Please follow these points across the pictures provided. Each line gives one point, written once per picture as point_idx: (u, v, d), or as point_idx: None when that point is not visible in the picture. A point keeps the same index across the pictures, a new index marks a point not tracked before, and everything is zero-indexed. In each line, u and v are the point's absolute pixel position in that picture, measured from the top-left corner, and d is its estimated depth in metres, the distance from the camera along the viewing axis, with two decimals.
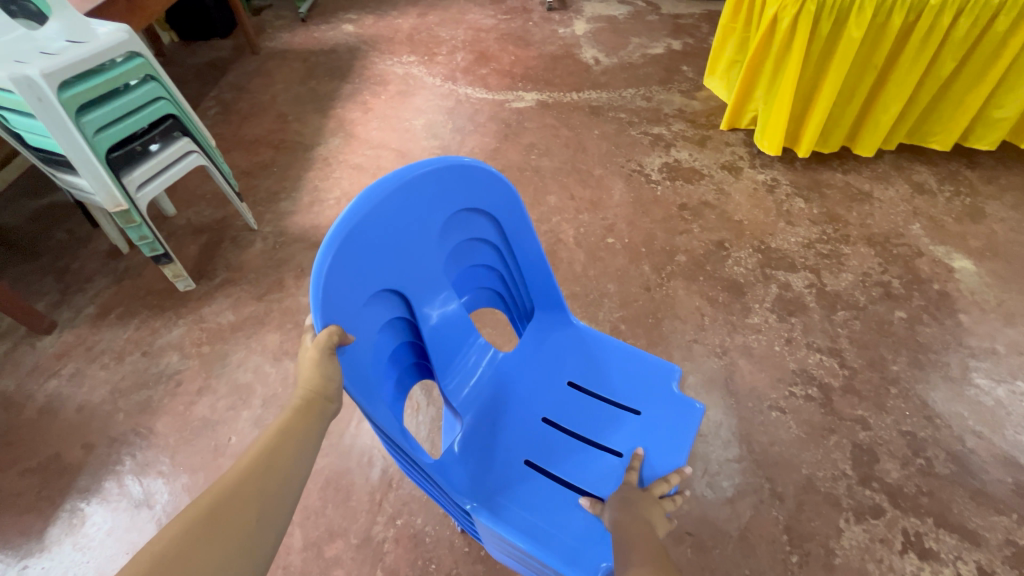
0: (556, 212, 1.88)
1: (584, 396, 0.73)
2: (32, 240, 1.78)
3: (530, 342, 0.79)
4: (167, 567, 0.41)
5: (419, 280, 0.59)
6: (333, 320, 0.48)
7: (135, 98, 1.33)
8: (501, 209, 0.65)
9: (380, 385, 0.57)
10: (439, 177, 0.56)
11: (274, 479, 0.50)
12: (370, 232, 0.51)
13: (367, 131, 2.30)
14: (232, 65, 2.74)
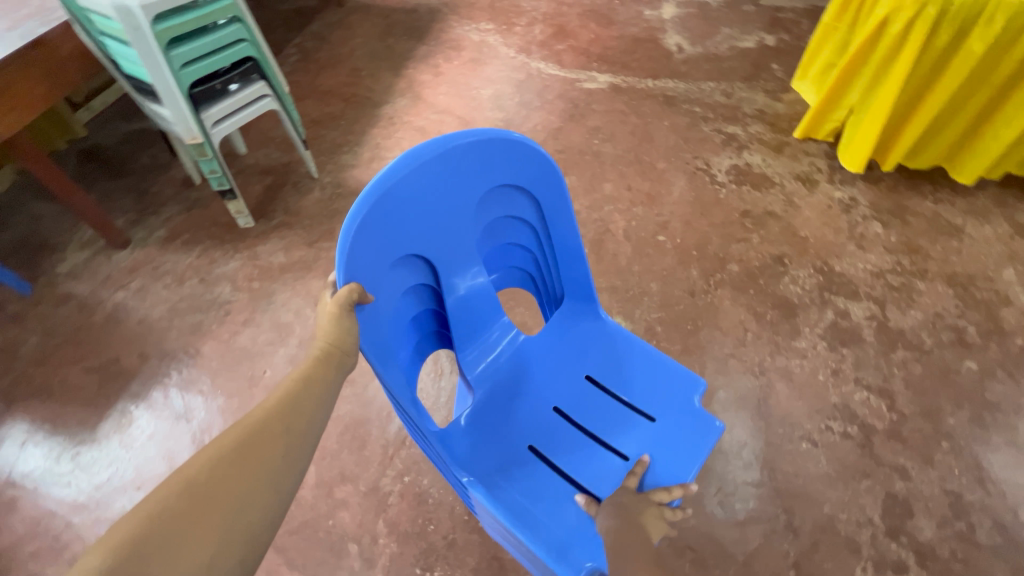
0: (609, 201, 1.83)
1: (599, 393, 0.71)
2: (120, 161, 1.93)
3: (555, 329, 0.77)
4: (201, 488, 0.45)
5: (448, 250, 0.59)
6: (356, 277, 0.49)
7: (220, 38, 1.39)
8: (543, 188, 0.63)
9: (396, 348, 0.58)
10: (482, 148, 0.55)
11: (299, 421, 0.52)
12: (404, 196, 0.51)
13: (435, 95, 2.31)
14: (317, 15, 2.81)
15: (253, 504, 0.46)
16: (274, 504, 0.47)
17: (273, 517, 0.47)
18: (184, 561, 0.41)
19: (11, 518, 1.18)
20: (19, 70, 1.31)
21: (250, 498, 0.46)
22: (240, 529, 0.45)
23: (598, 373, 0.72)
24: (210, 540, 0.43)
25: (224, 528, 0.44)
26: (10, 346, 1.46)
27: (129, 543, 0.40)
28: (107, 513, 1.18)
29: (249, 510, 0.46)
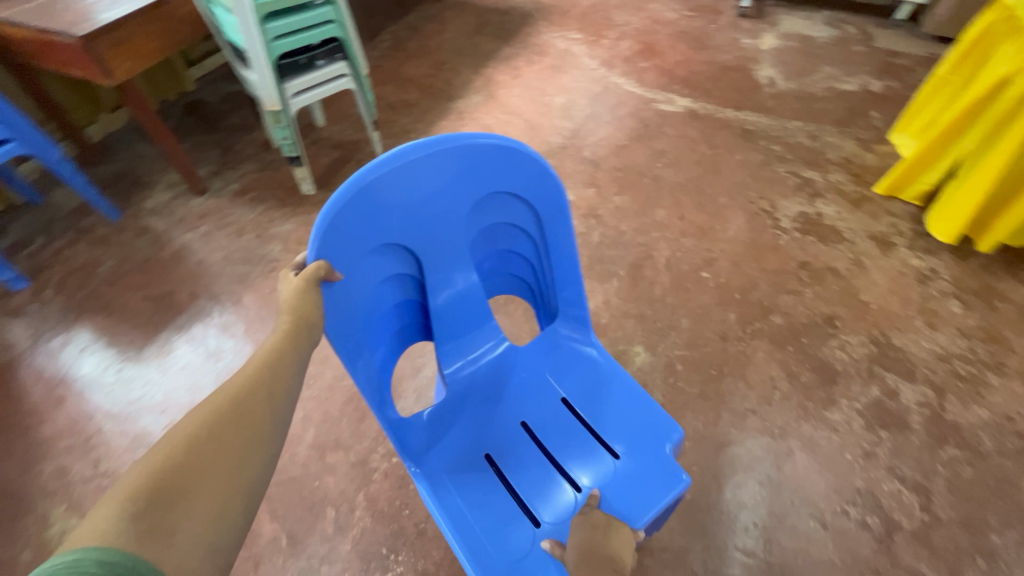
0: (658, 228, 1.77)
1: (569, 417, 0.69)
2: (216, 116, 2.13)
3: (542, 344, 0.77)
4: (193, 453, 0.42)
5: (433, 245, 0.61)
6: (328, 257, 0.52)
7: (312, 16, 1.49)
8: (543, 200, 0.64)
9: (369, 331, 0.60)
10: (479, 153, 0.57)
11: (279, 383, 0.49)
12: (392, 187, 0.53)
13: (508, 96, 2.35)
14: (417, 7, 2.94)
15: (251, 457, 0.44)
16: (268, 459, 0.45)
17: (269, 471, 0.45)
18: (195, 512, 0.39)
19: (57, 413, 1.32)
20: (140, 26, 1.47)
21: (246, 454, 0.44)
22: (240, 484, 0.43)
23: (574, 396, 0.71)
24: (217, 492, 0.41)
25: (228, 482, 0.42)
26: (89, 264, 1.64)
27: (138, 498, 0.38)
28: (131, 427, 1.29)
29: (248, 464, 0.44)
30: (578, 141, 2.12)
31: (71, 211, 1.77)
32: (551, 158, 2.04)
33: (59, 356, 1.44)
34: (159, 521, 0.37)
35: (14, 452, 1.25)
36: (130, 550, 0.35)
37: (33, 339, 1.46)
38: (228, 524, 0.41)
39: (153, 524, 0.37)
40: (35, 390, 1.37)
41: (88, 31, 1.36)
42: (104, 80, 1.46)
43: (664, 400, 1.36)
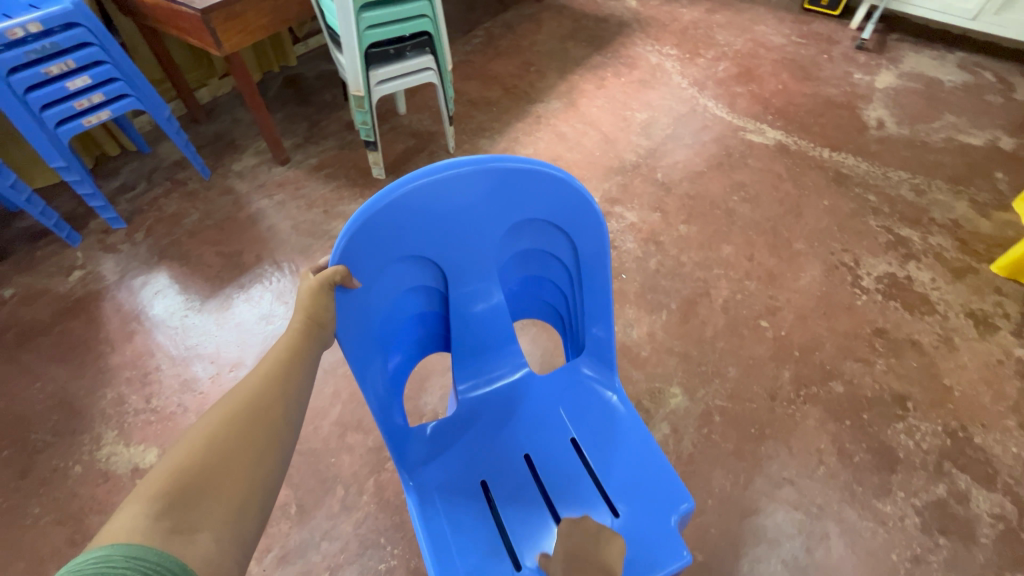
0: (722, 265, 1.67)
1: (573, 460, 0.66)
2: (309, 93, 2.26)
3: (563, 376, 0.74)
4: (210, 452, 0.42)
5: (460, 262, 0.60)
6: (348, 263, 0.53)
7: (408, 8, 1.53)
8: (583, 231, 0.61)
9: (384, 339, 0.60)
10: (519, 179, 0.55)
11: (293, 383, 0.49)
12: (423, 202, 0.54)
13: (589, 106, 2.30)
14: (515, 6, 2.95)
15: (267, 454, 0.44)
16: (282, 458, 0.46)
17: (283, 466, 0.45)
18: (215, 510, 0.39)
19: (126, 345, 1.45)
20: (252, 4, 1.58)
21: (262, 450, 0.44)
22: (258, 482, 0.43)
23: (582, 438, 0.68)
24: (235, 490, 0.41)
25: (245, 481, 0.42)
26: (178, 215, 1.79)
27: (159, 498, 0.38)
28: (184, 371, 1.40)
29: (263, 461, 0.44)
30: (653, 161, 2.04)
31: (171, 164, 1.94)
32: (621, 175, 1.98)
33: (139, 293, 1.58)
34: (181, 518, 0.38)
35: (85, 373, 1.39)
36: (155, 546, 0.35)
37: (119, 274, 1.62)
38: (247, 520, 0.41)
39: (178, 522, 0.37)
40: (112, 321, 1.51)
41: (207, 5, 1.48)
42: (215, 50, 1.58)
43: (694, 449, 1.28)
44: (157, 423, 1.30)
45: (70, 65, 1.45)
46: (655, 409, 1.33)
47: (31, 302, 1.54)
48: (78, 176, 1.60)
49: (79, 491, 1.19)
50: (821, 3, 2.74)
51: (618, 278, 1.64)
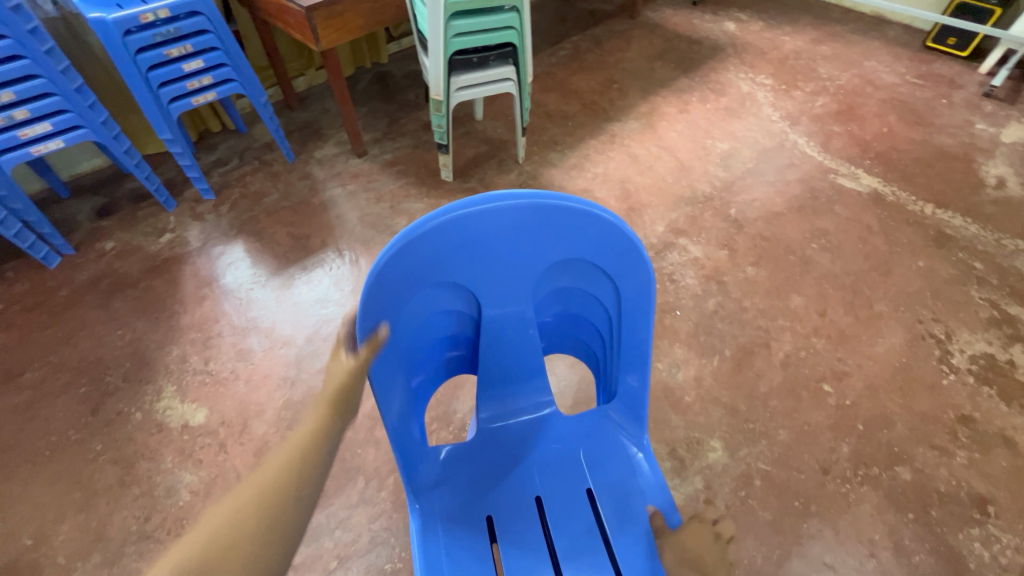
0: (788, 316, 1.55)
1: (584, 509, 0.64)
2: (394, 90, 2.35)
3: (587, 418, 0.72)
4: (224, 541, 0.50)
5: (496, 292, 0.60)
6: (383, 285, 0.52)
7: (496, 19, 1.55)
8: (628, 278, 0.59)
9: (410, 359, 0.60)
10: (568, 218, 0.54)
11: (305, 469, 0.56)
12: (466, 232, 0.53)
13: (668, 130, 2.23)
14: (607, 21, 2.93)
15: (273, 541, 0.51)
16: (286, 543, 0.52)
17: (288, 550, 0.52)
18: None
19: (196, 308, 1.58)
20: (352, 5, 1.67)
21: (269, 539, 0.51)
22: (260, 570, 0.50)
23: (598, 489, 0.65)
24: None
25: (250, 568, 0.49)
26: (259, 193, 1.92)
27: None
28: (240, 341, 1.49)
29: (270, 547, 0.51)
30: (729, 195, 1.93)
31: (262, 145, 2.09)
32: (691, 206, 1.90)
33: (217, 260, 1.71)
34: None
35: (158, 329, 1.52)
36: None
37: (201, 242, 1.76)
38: None
39: None
40: (188, 284, 1.64)
41: (312, 4, 1.58)
42: (313, 45, 1.68)
43: (726, 510, 1.19)
44: (210, 385, 1.39)
45: (187, 50, 1.60)
46: (691, 460, 1.25)
47: (126, 256, 1.71)
48: (181, 149, 1.76)
49: (135, 436, 1.30)
50: (946, 42, 2.49)
51: (672, 313, 1.56)
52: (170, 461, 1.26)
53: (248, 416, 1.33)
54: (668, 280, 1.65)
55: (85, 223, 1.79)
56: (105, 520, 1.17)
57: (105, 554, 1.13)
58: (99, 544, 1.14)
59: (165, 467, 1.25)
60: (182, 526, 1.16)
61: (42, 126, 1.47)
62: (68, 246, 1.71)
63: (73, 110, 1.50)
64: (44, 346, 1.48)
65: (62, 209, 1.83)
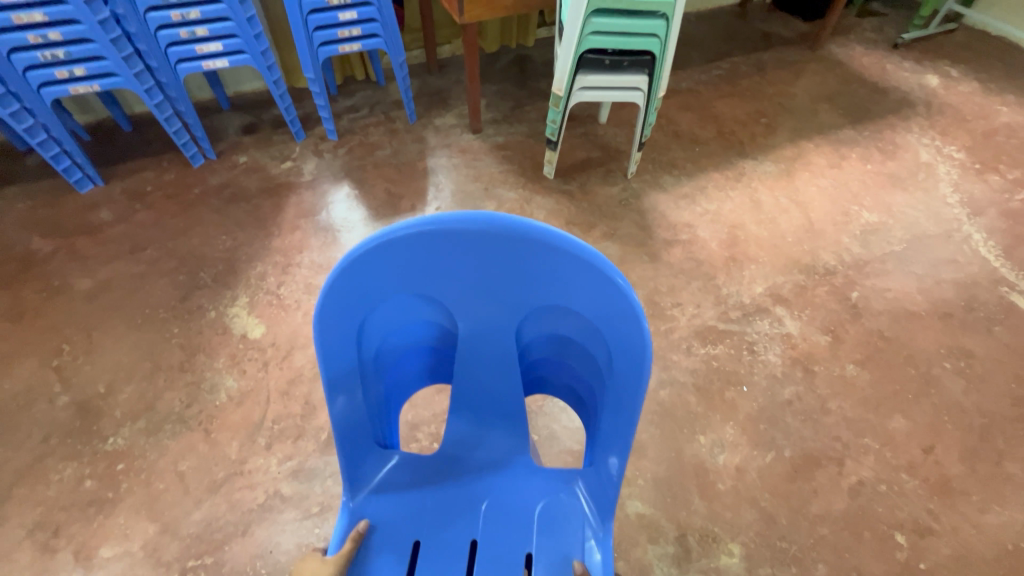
0: (879, 438, 1.30)
1: (508, 551, 0.74)
2: (528, 76, 2.35)
3: (555, 484, 0.82)
4: None
5: (474, 309, 0.68)
6: (360, 272, 0.61)
7: (640, 24, 1.46)
8: (615, 336, 0.63)
9: (378, 349, 0.72)
10: (560, 260, 0.60)
11: None
12: (451, 243, 0.61)
13: (808, 182, 1.96)
14: (779, 48, 2.65)
15: None
16: None
17: None
18: None
19: (287, 235, 1.71)
20: None
21: None
22: None
23: (536, 555, 0.73)
24: None
25: None
26: (374, 145, 2.03)
27: None
28: (312, 277, 1.60)
29: None
30: (856, 275, 1.66)
31: (392, 101, 2.21)
32: (804, 275, 1.66)
33: (321, 197, 1.84)
34: None
35: (253, 244, 1.68)
36: None
37: (312, 176, 1.91)
38: None
39: None
40: (289, 212, 1.79)
41: None
42: (457, 17, 1.70)
43: None
44: (274, 308, 1.51)
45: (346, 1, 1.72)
46: (698, 555, 1.12)
47: (251, 173, 1.91)
48: (319, 89, 1.91)
49: (205, 330, 1.46)
50: None
51: (737, 387, 1.39)
52: (221, 362, 1.40)
53: (295, 345, 1.43)
54: (746, 349, 1.47)
55: (231, 135, 2.03)
56: (159, 394, 1.33)
57: (148, 423, 1.29)
58: (147, 413, 1.30)
59: (216, 366, 1.39)
60: (210, 423, 1.29)
61: (215, 45, 1.68)
62: (212, 151, 1.94)
63: (241, 36, 1.69)
64: (165, 231, 1.70)
65: (218, 118, 2.10)
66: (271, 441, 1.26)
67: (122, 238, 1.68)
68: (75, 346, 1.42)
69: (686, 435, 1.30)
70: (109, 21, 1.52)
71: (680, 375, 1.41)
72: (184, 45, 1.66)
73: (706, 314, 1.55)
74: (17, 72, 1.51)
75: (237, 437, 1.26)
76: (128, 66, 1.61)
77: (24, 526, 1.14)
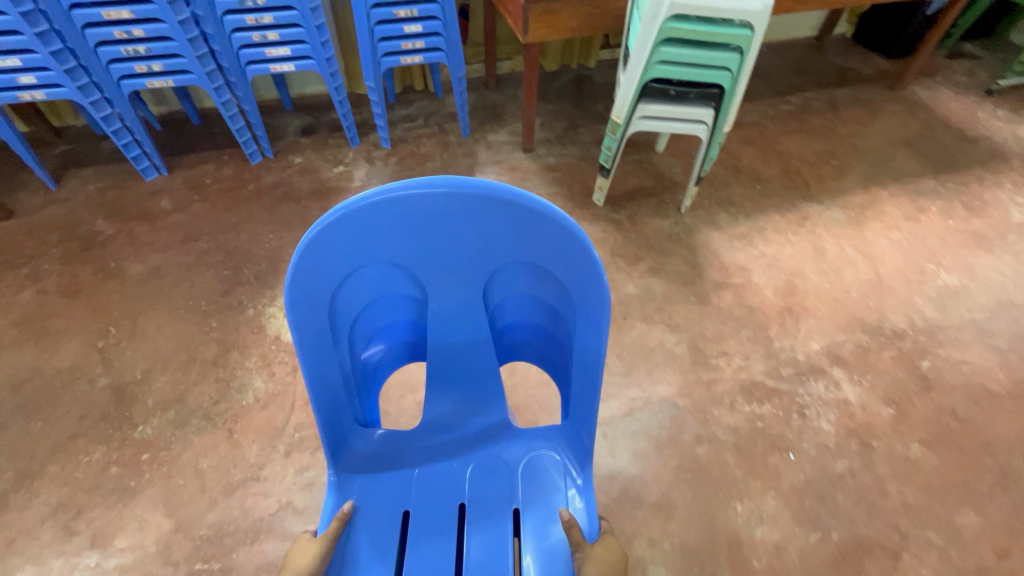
0: (944, 532, 1.18)
1: (492, 505, 0.84)
2: (586, 98, 2.30)
3: (534, 441, 0.93)
4: None
5: (444, 274, 0.77)
6: (330, 241, 0.69)
7: (712, 56, 1.39)
8: (575, 285, 0.73)
9: (354, 318, 0.81)
10: (515, 214, 0.69)
11: None
12: (411, 210, 0.69)
13: (880, 233, 1.82)
14: (857, 85, 2.50)
15: None
16: None
17: None
18: None
19: None
20: (571, 4, 1.62)
21: None
22: None
23: (523, 509, 0.84)
24: None
25: None
26: (426, 156, 2.03)
27: None
28: None
29: None
30: (929, 342, 1.51)
31: (447, 113, 2.21)
32: (867, 336, 1.52)
33: None
34: None
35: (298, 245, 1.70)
36: None
37: (362, 182, 1.93)
38: None
39: None
40: None
41: None
42: (520, 36, 1.68)
43: None
44: None
45: (413, 14, 1.74)
46: None
47: (304, 174, 1.94)
48: (377, 98, 1.93)
49: (242, 327, 1.48)
50: None
51: (782, 453, 1.28)
52: (253, 362, 1.40)
53: None
54: (796, 412, 1.35)
55: (289, 135, 2.09)
56: (190, 388, 1.35)
57: (177, 415, 1.31)
58: (176, 405, 1.32)
59: (247, 365, 1.40)
60: (235, 422, 1.29)
61: (284, 49, 1.72)
62: (270, 150, 1.99)
63: (309, 43, 1.73)
64: (217, 225, 1.75)
65: (279, 117, 2.16)
66: (290, 449, 1.25)
67: (176, 228, 1.73)
68: (121, 329, 1.46)
69: (720, 501, 1.21)
70: (188, 22, 1.58)
71: (721, 433, 1.31)
72: (255, 48, 1.72)
73: (754, 368, 1.44)
74: (102, 64, 1.60)
75: (259, 441, 1.26)
76: (201, 64, 1.67)
77: (51, 503, 1.17)
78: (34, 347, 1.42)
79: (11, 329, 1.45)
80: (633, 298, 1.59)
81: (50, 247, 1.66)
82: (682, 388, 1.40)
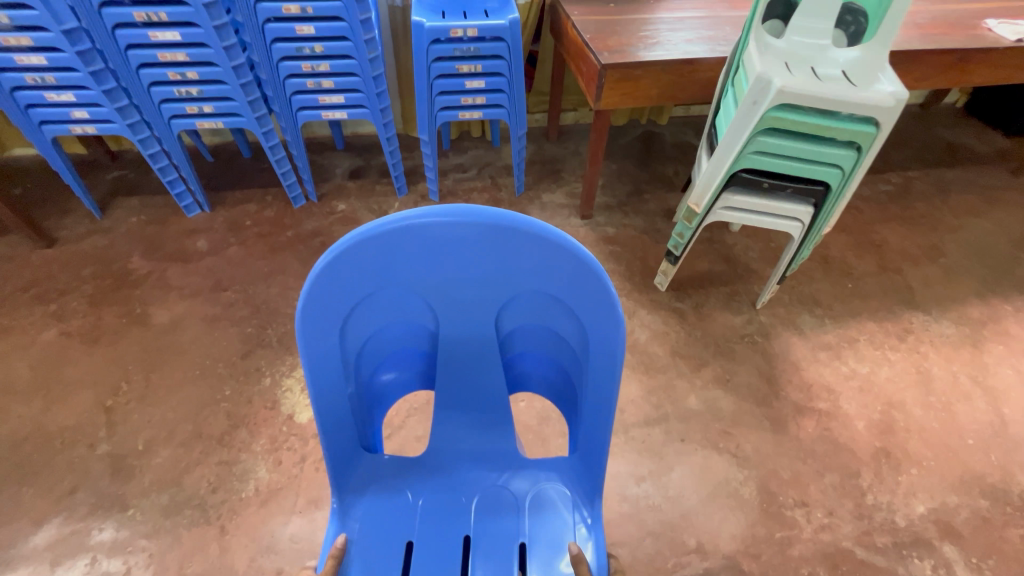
0: None
1: (496, 542, 0.78)
2: (655, 159, 2.10)
3: (540, 473, 0.85)
4: None
5: (457, 302, 0.70)
6: (338, 271, 0.63)
7: (821, 151, 1.17)
8: (589, 315, 0.67)
9: (363, 346, 0.74)
10: (529, 241, 0.63)
11: None
12: (422, 239, 0.63)
13: (1003, 360, 1.51)
14: (971, 166, 2.18)
15: None
16: None
17: None
18: None
19: None
20: (653, 72, 1.44)
21: None
22: None
23: (529, 546, 0.77)
24: None
25: None
26: None
27: None
28: None
29: None
30: None
31: (502, 165, 2.07)
32: (988, 503, 1.23)
33: None
34: None
35: None
36: None
37: None
38: None
39: None
40: None
41: (609, 61, 1.40)
42: (591, 101, 1.51)
43: None
44: None
45: (476, 69, 1.62)
46: None
47: (346, 223, 1.84)
48: (429, 151, 1.80)
49: (255, 399, 1.35)
50: None
51: None
52: (260, 444, 1.27)
53: None
54: None
55: (336, 177, 2.00)
56: (189, 468, 1.23)
57: (171, 501, 1.19)
58: (173, 488, 1.21)
59: (254, 448, 1.26)
60: (229, 518, 1.16)
61: (338, 97, 1.63)
62: (314, 194, 1.90)
63: (365, 92, 1.63)
64: (249, 273, 1.65)
65: (329, 156, 2.08)
66: (283, 564, 1.10)
67: (208, 273, 1.65)
68: (132, 388, 1.37)
69: None
70: (243, 66, 1.51)
71: None
72: (309, 94, 1.63)
73: (841, 529, 1.18)
74: (153, 103, 1.54)
75: (251, 549, 1.12)
76: (252, 109, 1.60)
77: None
78: (43, 397, 1.34)
79: (26, 374, 1.39)
80: (694, 415, 1.36)
81: (82, 282, 1.61)
82: (747, 546, 1.15)
